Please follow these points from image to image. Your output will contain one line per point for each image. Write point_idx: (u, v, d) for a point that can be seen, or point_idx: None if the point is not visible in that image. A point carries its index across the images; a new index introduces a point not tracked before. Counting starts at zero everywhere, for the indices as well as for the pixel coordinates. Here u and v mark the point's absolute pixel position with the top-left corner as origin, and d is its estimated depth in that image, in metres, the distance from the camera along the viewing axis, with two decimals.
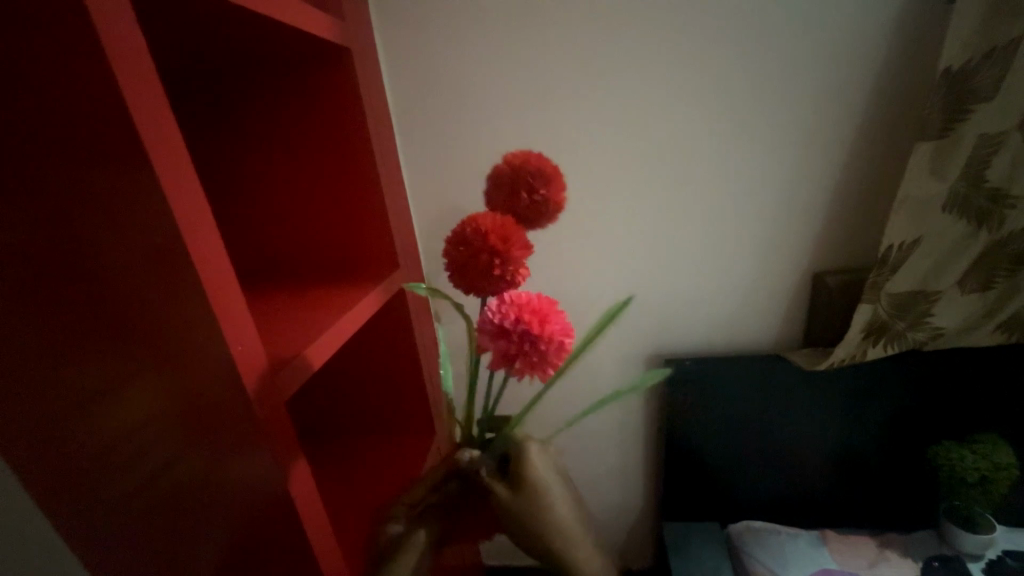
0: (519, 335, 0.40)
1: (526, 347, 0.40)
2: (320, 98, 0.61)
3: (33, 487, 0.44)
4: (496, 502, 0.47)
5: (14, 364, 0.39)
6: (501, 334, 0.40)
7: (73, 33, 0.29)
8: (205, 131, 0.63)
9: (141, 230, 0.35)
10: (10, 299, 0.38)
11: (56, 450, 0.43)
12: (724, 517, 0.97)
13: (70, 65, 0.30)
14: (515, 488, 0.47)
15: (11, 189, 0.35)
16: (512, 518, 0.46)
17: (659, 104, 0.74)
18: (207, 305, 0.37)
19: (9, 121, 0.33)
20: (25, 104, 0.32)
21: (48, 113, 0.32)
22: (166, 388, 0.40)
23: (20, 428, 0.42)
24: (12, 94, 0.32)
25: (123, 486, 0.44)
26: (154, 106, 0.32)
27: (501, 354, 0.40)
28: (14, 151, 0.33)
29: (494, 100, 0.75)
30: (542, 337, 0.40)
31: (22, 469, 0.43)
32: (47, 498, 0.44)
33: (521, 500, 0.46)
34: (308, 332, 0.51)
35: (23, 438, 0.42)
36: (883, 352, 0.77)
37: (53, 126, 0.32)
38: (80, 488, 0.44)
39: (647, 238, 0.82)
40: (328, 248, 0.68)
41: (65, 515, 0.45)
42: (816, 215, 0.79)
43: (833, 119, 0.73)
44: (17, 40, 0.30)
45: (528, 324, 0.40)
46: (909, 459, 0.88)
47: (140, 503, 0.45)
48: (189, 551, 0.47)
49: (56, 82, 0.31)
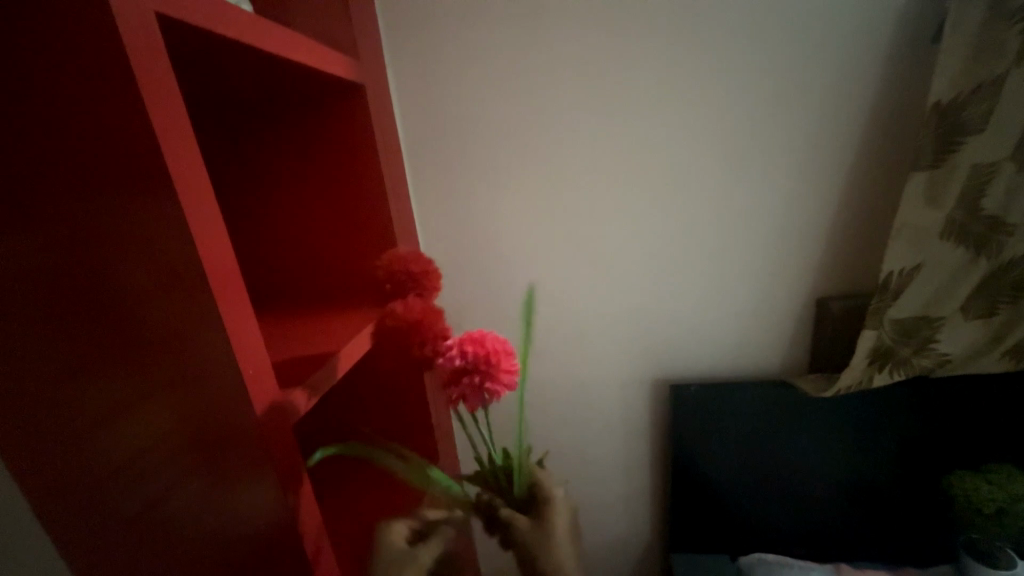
0: (474, 365, 0.46)
1: (480, 366, 0.46)
2: (333, 129, 0.64)
3: (41, 510, 0.44)
4: (516, 536, 0.49)
5: (32, 385, 0.40)
6: (461, 372, 0.47)
7: (114, 78, 0.32)
8: (222, 161, 0.66)
9: (162, 257, 0.37)
10: (31, 322, 0.39)
11: (65, 471, 0.43)
12: (734, 549, 0.94)
13: (109, 106, 0.33)
14: (536, 526, 0.49)
15: (40, 214, 0.36)
16: (529, 553, 0.48)
17: (657, 134, 0.76)
18: (221, 328, 0.38)
19: (43, 153, 0.35)
20: (63, 140, 0.34)
21: (81, 147, 0.34)
22: (177, 410, 0.41)
23: (31, 449, 0.42)
24: (48, 128, 0.34)
25: (126, 509, 0.44)
26: (181, 142, 0.35)
27: (469, 391, 0.47)
28: (46, 182, 0.36)
29: (498, 133, 0.78)
30: (489, 355, 0.47)
31: (31, 488, 0.44)
32: (54, 519, 0.45)
33: (537, 537, 0.49)
34: (318, 356, 0.53)
35: (35, 457, 0.43)
36: (891, 378, 0.76)
37: (84, 159, 0.35)
38: (87, 510, 0.44)
39: (651, 263, 0.83)
40: (335, 273, 0.69)
41: (70, 536, 0.45)
42: (817, 241, 0.80)
43: (828, 149, 0.75)
44: (61, 82, 0.33)
45: (477, 354, 0.47)
46: (922, 489, 0.86)
47: (143, 526, 0.45)
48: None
49: (92, 119, 0.33)
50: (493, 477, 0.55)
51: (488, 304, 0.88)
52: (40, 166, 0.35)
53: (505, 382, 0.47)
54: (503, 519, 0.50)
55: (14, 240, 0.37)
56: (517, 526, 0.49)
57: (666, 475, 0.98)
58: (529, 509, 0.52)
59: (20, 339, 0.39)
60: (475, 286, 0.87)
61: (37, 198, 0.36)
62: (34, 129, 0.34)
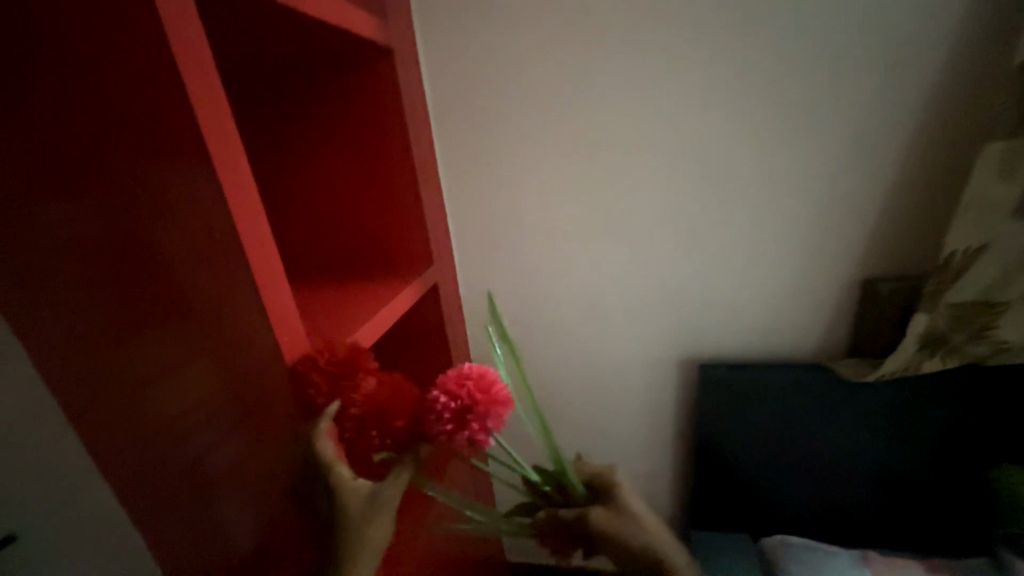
0: (473, 394, 0.45)
1: (477, 396, 0.45)
2: (359, 94, 0.63)
3: (114, 447, 0.52)
4: (595, 527, 0.47)
5: (103, 341, 0.46)
6: (465, 410, 0.45)
7: (160, 46, 0.34)
8: (256, 130, 0.67)
9: (203, 222, 0.40)
10: (97, 285, 0.44)
11: (132, 416, 0.50)
12: (756, 529, 0.94)
13: (159, 74, 0.35)
14: (611, 510, 0.48)
15: (100, 181, 0.40)
16: (617, 542, 0.46)
17: (697, 101, 0.72)
18: (255, 296, 0.42)
19: (104, 117, 0.38)
20: (128, 111, 0.37)
21: (136, 112, 0.37)
22: (218, 371, 0.45)
23: (102, 398, 0.49)
24: (108, 92, 0.37)
25: (182, 454, 0.50)
26: (218, 113, 0.38)
27: (482, 424, 0.45)
28: (118, 151, 0.39)
29: (529, 103, 0.76)
30: (482, 378, 0.46)
31: (106, 427, 0.51)
32: (126, 455, 0.52)
33: (617, 521, 0.47)
34: (351, 321, 0.55)
35: (108, 402, 0.49)
36: (940, 364, 0.72)
37: (139, 123, 0.37)
38: (150, 451, 0.51)
39: (682, 239, 0.80)
40: (363, 242, 0.70)
41: (140, 471, 0.53)
42: (869, 219, 0.74)
43: (888, 116, 0.69)
44: (117, 46, 0.35)
45: (471, 386, 0.46)
46: (963, 480, 0.82)
47: (197, 470, 0.51)
48: (233, 516, 0.53)
49: (146, 86, 0.36)
50: (544, 491, 0.53)
51: (515, 277, 0.88)
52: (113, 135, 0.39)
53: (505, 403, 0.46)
54: (575, 517, 0.48)
55: (75, 209, 0.42)
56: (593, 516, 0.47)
57: (689, 454, 0.97)
58: (594, 497, 0.51)
59: (90, 301, 0.45)
60: (503, 258, 0.87)
61: (99, 165, 0.40)
62: (97, 94, 0.37)
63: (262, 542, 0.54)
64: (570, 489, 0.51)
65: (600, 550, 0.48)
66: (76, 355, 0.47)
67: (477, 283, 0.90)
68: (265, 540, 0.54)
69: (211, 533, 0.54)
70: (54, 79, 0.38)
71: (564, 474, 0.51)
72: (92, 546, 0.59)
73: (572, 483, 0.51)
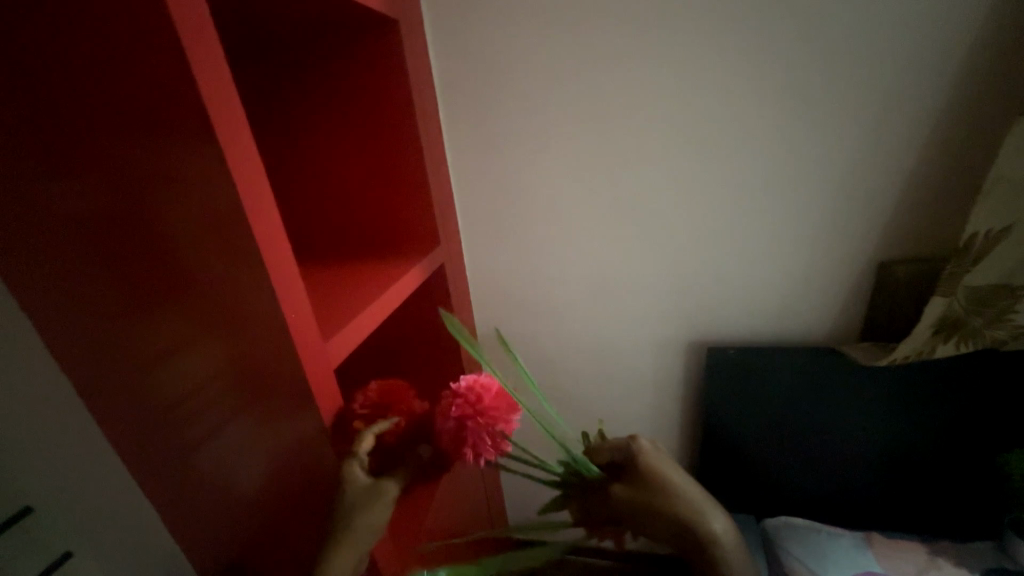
0: (471, 410, 0.52)
1: (473, 412, 0.51)
2: (362, 68, 0.61)
3: (125, 424, 0.53)
4: (621, 501, 0.49)
5: (110, 319, 0.46)
6: (466, 421, 0.51)
7: (157, 13, 0.33)
8: (258, 104, 0.65)
9: (206, 198, 0.39)
10: (102, 264, 0.44)
11: (142, 394, 0.50)
12: (760, 511, 0.94)
13: (158, 42, 0.34)
14: (634, 484, 0.50)
15: (98, 157, 0.40)
16: (645, 513, 0.48)
17: (710, 75, 0.70)
18: (263, 272, 0.41)
19: (99, 89, 0.37)
20: (126, 75, 0.36)
21: (133, 83, 0.36)
22: (227, 346, 0.45)
23: (113, 377, 0.50)
24: (103, 63, 0.36)
25: (194, 430, 0.51)
26: (219, 82, 0.36)
27: (486, 428, 0.51)
28: (118, 118, 0.38)
29: (539, 78, 0.74)
30: (471, 391, 0.52)
31: (118, 404, 0.52)
32: (140, 433, 0.53)
33: (643, 493, 0.49)
34: (359, 299, 0.55)
35: (119, 379, 0.50)
36: (954, 349, 0.71)
37: (137, 95, 0.36)
38: (163, 427, 0.52)
39: (692, 220, 0.79)
40: (368, 222, 0.69)
41: (155, 448, 0.54)
42: (887, 199, 0.72)
43: (915, 89, 0.66)
44: (114, 14, 0.34)
45: (465, 400, 0.52)
46: (972, 463, 0.82)
47: (210, 445, 0.52)
48: (245, 489, 0.54)
49: (144, 55, 0.35)
50: (568, 482, 0.54)
51: (521, 259, 0.87)
52: (111, 102, 0.37)
53: (502, 413, 0.52)
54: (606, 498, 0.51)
55: (74, 184, 0.41)
56: (617, 496, 0.50)
57: (695, 437, 0.98)
58: (617, 476, 0.52)
59: (97, 279, 0.45)
60: (510, 239, 0.86)
61: (97, 140, 0.39)
62: (93, 65, 0.36)
63: (275, 515, 0.55)
64: (591, 476, 0.52)
65: (633, 525, 0.50)
66: (86, 334, 0.48)
67: (484, 265, 0.89)
68: (277, 514, 0.55)
69: (225, 504, 0.56)
70: (45, 51, 0.37)
71: (581, 464, 0.53)
72: (107, 519, 0.60)
73: (589, 469, 0.53)
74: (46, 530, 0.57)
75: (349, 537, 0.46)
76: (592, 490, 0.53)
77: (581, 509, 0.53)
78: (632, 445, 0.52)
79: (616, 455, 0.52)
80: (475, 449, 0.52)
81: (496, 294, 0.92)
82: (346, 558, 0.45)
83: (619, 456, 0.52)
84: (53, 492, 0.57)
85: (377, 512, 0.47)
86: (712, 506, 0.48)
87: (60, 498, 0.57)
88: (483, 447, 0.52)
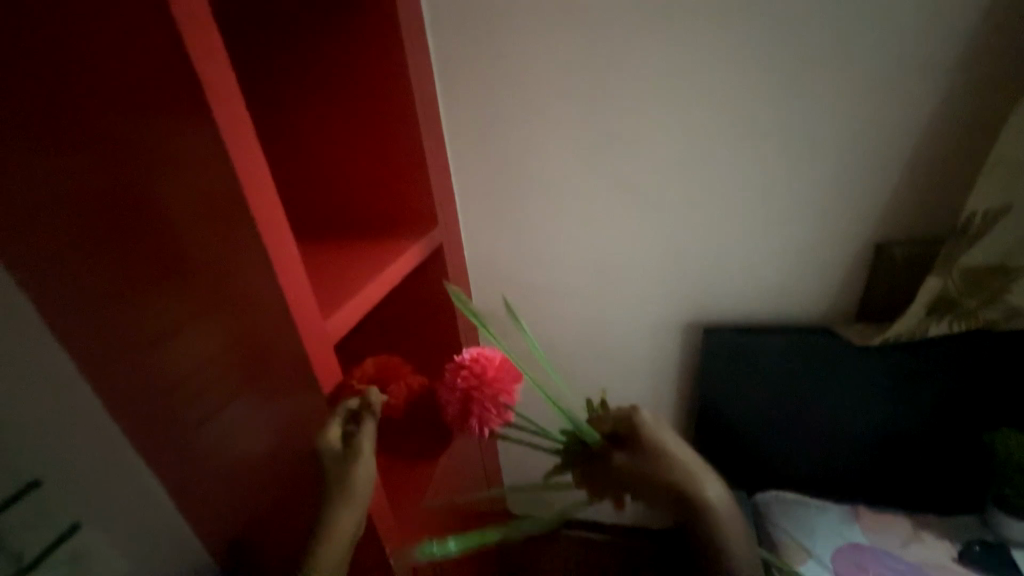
0: (476, 381, 0.52)
1: (477, 382, 0.52)
2: (358, 43, 0.59)
3: (129, 401, 0.54)
4: (621, 468, 0.51)
5: (110, 298, 0.46)
6: (470, 392, 0.52)
7: None
8: (252, 80, 0.64)
9: (202, 175, 0.38)
10: (99, 242, 0.43)
11: (145, 372, 0.51)
12: (751, 487, 0.97)
13: (146, 11, 0.33)
14: (634, 452, 0.51)
15: (90, 134, 0.39)
16: (643, 479, 0.49)
17: (713, 53, 0.68)
18: (263, 250, 0.41)
19: (89, 63, 0.36)
20: (116, 44, 0.35)
21: (124, 57, 0.35)
22: (226, 325, 0.45)
23: (115, 357, 0.50)
24: (92, 36, 0.35)
25: (197, 407, 0.52)
26: (212, 52, 0.35)
27: (491, 399, 0.52)
28: (108, 89, 0.37)
29: (539, 53, 0.72)
30: (476, 363, 0.53)
31: (121, 382, 0.53)
32: (143, 410, 0.54)
33: (642, 460, 0.50)
34: (358, 278, 0.55)
35: (121, 358, 0.50)
36: (947, 329, 0.72)
37: (127, 69, 0.35)
38: (166, 404, 0.53)
39: (691, 202, 0.78)
40: (365, 202, 0.69)
41: (160, 424, 0.55)
42: (886, 181, 0.72)
43: (923, 66, 0.64)
44: None
45: (470, 372, 0.53)
46: (959, 441, 0.84)
47: (213, 422, 0.53)
48: (248, 464, 0.55)
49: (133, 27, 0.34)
50: (570, 450, 0.55)
51: (519, 239, 0.87)
52: (100, 72, 0.36)
53: (506, 382, 0.53)
54: (606, 465, 0.52)
55: (66, 162, 0.41)
56: (618, 463, 0.51)
57: (689, 416, 1.00)
58: (619, 445, 0.53)
59: (94, 259, 0.44)
60: (508, 220, 0.86)
61: (89, 116, 0.38)
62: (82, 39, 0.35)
63: (278, 490, 0.56)
64: (593, 443, 0.53)
65: (633, 492, 0.51)
66: (87, 314, 0.48)
67: (483, 245, 0.89)
68: (280, 489, 0.56)
69: (230, 479, 0.57)
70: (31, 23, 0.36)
71: (585, 431, 0.53)
72: (115, 494, 0.62)
73: (590, 436, 0.53)
74: (54, 505, 0.58)
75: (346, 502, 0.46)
76: (594, 458, 0.54)
77: (584, 477, 0.54)
78: (635, 414, 0.53)
79: (619, 424, 0.54)
80: (481, 418, 0.52)
81: (495, 275, 0.92)
82: (348, 521, 0.45)
83: (622, 425, 0.53)
84: (60, 468, 0.58)
85: (360, 468, 0.47)
86: (708, 475, 0.50)
87: (67, 474, 0.58)
88: (488, 416, 0.52)
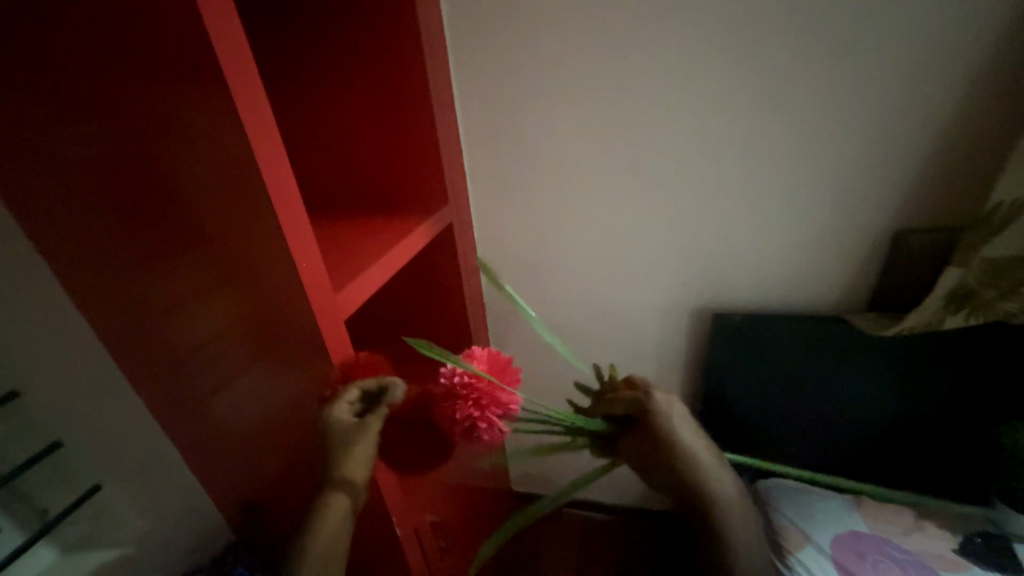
0: (477, 407, 0.51)
1: (477, 410, 0.51)
2: (370, 14, 0.58)
3: (149, 367, 0.56)
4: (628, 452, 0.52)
5: (127, 269, 0.47)
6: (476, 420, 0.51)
7: None
8: (263, 54, 0.63)
9: (216, 145, 0.38)
10: (116, 213, 0.44)
11: (162, 341, 0.52)
12: (754, 472, 0.98)
13: None
14: (642, 439, 0.51)
15: (105, 103, 0.39)
16: (649, 464, 0.51)
17: (735, 29, 0.65)
18: (275, 224, 0.41)
19: (104, 33, 0.36)
20: (128, 6, 0.34)
21: (138, 26, 0.35)
22: (239, 296, 0.46)
23: (135, 325, 0.52)
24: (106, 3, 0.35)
25: (211, 377, 0.53)
26: (225, 15, 0.34)
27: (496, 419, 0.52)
28: (120, 59, 0.36)
29: (554, 26, 0.69)
30: (472, 389, 0.51)
31: (141, 349, 0.54)
32: (162, 376, 0.56)
33: (651, 447, 0.51)
34: (369, 253, 0.55)
35: (139, 327, 0.52)
36: (962, 322, 0.70)
37: (142, 39, 0.35)
38: (182, 372, 0.54)
39: (705, 185, 0.77)
40: (376, 180, 0.69)
41: (177, 390, 0.57)
42: (909, 166, 0.70)
43: (959, 45, 0.61)
44: None
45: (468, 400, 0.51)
46: (968, 432, 0.83)
47: (227, 391, 0.54)
48: (260, 432, 0.56)
49: None
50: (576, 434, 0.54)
51: (530, 219, 0.86)
52: (111, 37, 0.36)
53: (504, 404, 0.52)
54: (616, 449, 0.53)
55: (81, 130, 0.41)
56: (626, 449, 0.52)
57: (694, 400, 1.00)
58: (629, 428, 0.53)
59: (112, 229, 0.45)
60: (519, 199, 0.85)
61: (103, 86, 0.38)
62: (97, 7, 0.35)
63: (288, 458, 0.58)
64: (598, 429, 0.52)
65: (640, 474, 0.52)
66: (106, 284, 0.50)
67: (492, 224, 0.89)
68: (290, 458, 0.58)
69: (243, 444, 0.59)
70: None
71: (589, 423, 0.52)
72: (132, 458, 0.64)
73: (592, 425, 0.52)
74: (77, 467, 0.61)
75: (339, 466, 0.48)
76: (602, 440, 0.54)
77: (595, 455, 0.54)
78: (646, 400, 0.51)
79: (629, 408, 0.52)
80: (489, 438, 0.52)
81: (503, 255, 0.92)
82: (341, 490, 0.47)
83: (633, 410, 0.52)
84: (81, 434, 0.60)
85: (361, 444, 0.48)
86: (714, 465, 0.51)
87: (86, 439, 0.60)
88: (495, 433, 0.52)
